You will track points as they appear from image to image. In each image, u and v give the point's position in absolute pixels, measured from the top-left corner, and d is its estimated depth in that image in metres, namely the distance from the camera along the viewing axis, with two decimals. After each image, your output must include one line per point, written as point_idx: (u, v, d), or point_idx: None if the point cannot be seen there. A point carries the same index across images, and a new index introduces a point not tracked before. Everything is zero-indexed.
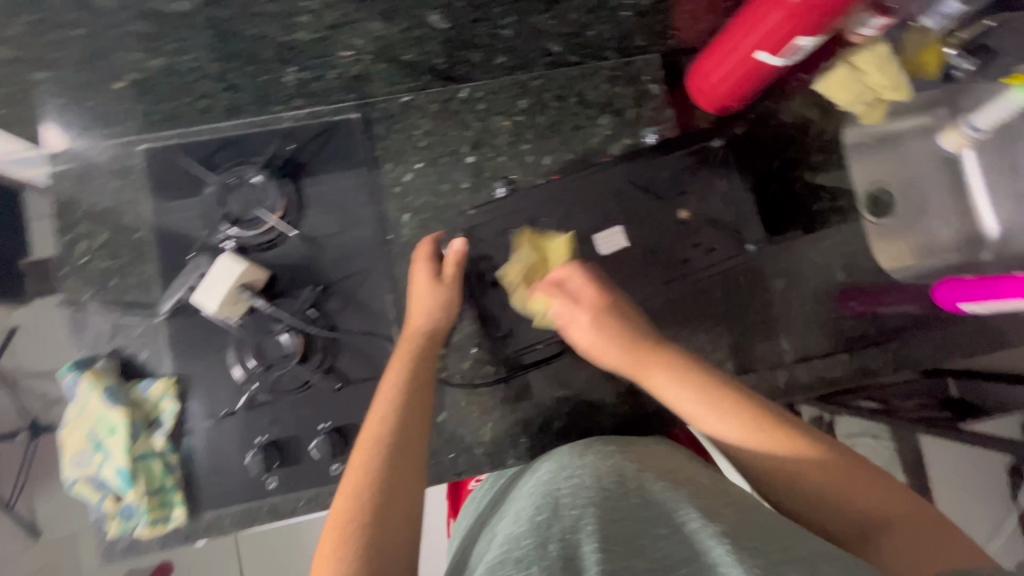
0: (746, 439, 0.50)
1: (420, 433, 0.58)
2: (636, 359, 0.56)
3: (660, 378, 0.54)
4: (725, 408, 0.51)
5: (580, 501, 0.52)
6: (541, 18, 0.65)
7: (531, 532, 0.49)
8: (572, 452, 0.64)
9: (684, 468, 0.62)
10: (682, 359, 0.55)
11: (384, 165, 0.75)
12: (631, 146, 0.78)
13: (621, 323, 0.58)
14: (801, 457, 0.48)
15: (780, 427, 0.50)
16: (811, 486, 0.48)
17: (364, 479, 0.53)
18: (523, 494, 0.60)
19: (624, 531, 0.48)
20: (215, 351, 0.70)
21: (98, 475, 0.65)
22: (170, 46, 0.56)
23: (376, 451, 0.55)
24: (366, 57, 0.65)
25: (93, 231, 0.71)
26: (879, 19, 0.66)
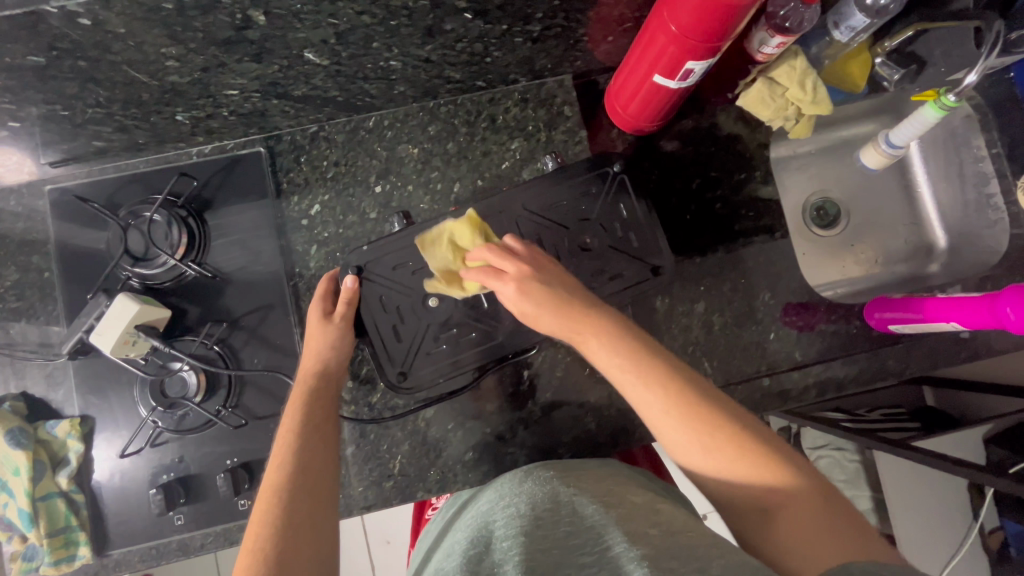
0: (668, 412, 0.50)
1: (325, 473, 0.58)
2: (571, 326, 0.56)
3: (593, 345, 0.55)
4: (653, 374, 0.52)
5: (512, 531, 0.53)
6: (428, 49, 0.64)
7: (460, 567, 0.51)
8: (514, 477, 0.63)
9: (619, 486, 0.62)
10: (617, 328, 0.56)
11: (291, 197, 0.75)
12: (542, 170, 0.77)
13: (548, 299, 0.57)
14: (715, 434, 0.49)
15: (705, 405, 0.50)
16: (721, 463, 0.48)
17: (261, 530, 0.52)
18: (464, 527, 0.60)
19: (548, 560, 0.49)
20: (121, 389, 0.71)
21: (4, 515, 0.65)
22: (40, 96, 0.56)
23: (276, 500, 0.55)
24: (254, 94, 0.65)
25: (2, 272, 0.72)
26: (777, 38, 0.63)
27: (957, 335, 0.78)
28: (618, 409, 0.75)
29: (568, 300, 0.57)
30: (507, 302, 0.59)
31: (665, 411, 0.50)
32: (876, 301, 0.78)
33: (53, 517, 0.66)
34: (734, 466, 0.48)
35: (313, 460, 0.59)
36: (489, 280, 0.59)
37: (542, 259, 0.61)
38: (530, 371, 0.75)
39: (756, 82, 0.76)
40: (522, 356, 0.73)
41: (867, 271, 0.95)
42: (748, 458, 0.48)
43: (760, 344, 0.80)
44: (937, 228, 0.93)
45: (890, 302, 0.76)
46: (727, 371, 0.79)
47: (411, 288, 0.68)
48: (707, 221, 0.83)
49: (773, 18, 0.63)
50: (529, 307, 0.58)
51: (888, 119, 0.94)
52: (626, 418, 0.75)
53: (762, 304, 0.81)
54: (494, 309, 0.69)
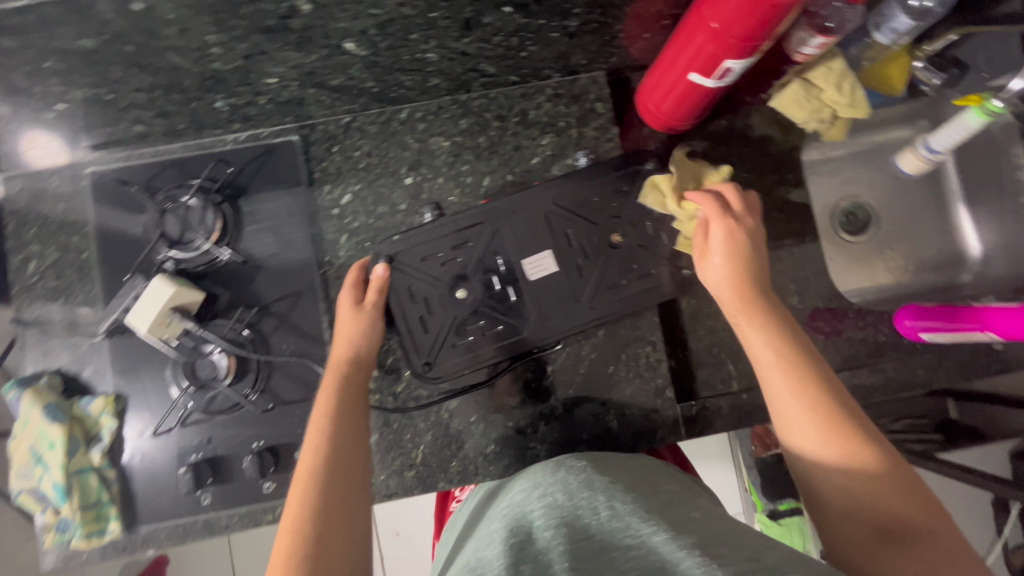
0: (803, 405, 0.51)
1: (359, 459, 0.60)
2: (737, 303, 0.59)
3: (751, 328, 0.57)
4: (804, 372, 0.52)
5: (551, 520, 0.53)
6: (465, 42, 0.64)
7: (501, 555, 0.50)
8: (545, 468, 0.64)
9: (653, 477, 0.63)
10: (778, 319, 0.57)
11: (323, 186, 0.76)
12: (572, 166, 0.77)
13: (736, 265, 0.60)
14: (850, 444, 0.48)
15: (854, 419, 0.50)
16: (856, 478, 0.48)
17: (300, 513, 0.54)
18: (497, 515, 0.60)
19: (592, 547, 0.49)
20: (154, 369, 0.72)
21: (39, 487, 0.67)
22: (88, 80, 0.57)
23: (309, 485, 0.56)
24: (293, 82, 0.66)
25: (43, 251, 0.74)
26: (818, 39, 0.62)
27: (990, 347, 0.76)
28: (641, 408, 0.75)
29: (750, 277, 0.60)
30: (711, 247, 0.62)
31: (808, 409, 0.51)
32: (907, 308, 0.77)
33: (86, 492, 0.68)
34: (866, 483, 0.47)
35: (352, 445, 0.60)
36: (709, 212, 0.63)
37: (754, 221, 0.63)
38: (554, 367, 0.75)
39: (791, 84, 0.75)
40: (547, 351, 0.73)
41: (897, 279, 0.93)
42: (886, 483, 0.47)
43: None
44: (970, 238, 0.91)
45: (920, 310, 0.75)
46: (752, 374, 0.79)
47: (441, 280, 0.69)
48: None
49: (814, 17, 0.62)
50: (720, 254, 0.61)
51: (925, 124, 0.92)
52: (649, 418, 0.75)
53: (789, 308, 0.80)
54: (521, 304, 0.70)
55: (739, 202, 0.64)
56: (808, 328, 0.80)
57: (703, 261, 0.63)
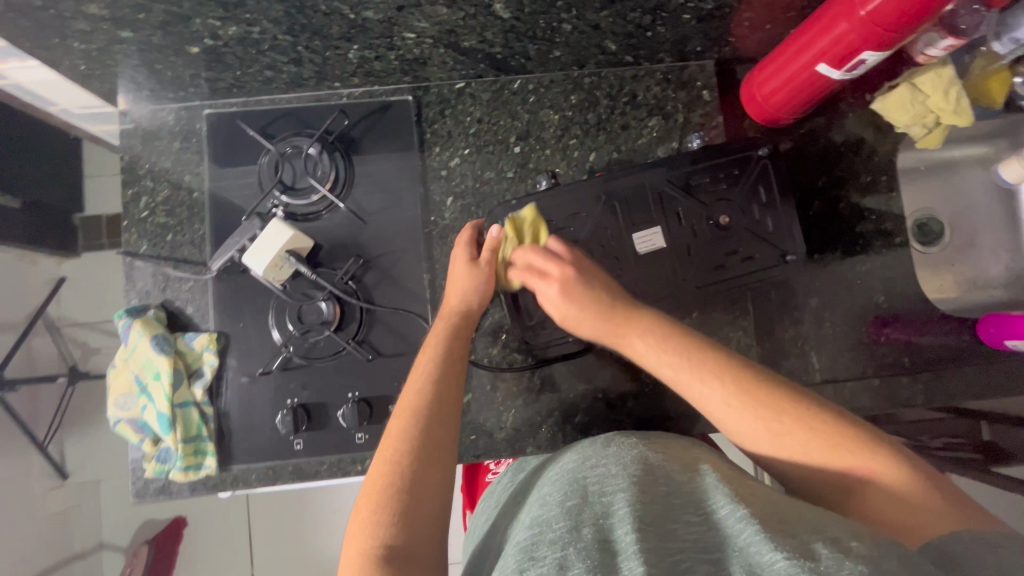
0: (727, 403, 0.53)
1: (456, 406, 0.60)
2: (613, 326, 0.61)
3: (640, 344, 0.59)
4: (706, 368, 0.55)
5: (610, 488, 0.53)
6: (600, 15, 0.66)
7: (561, 516, 0.50)
8: (596, 443, 0.63)
9: (706, 456, 0.63)
10: (658, 325, 0.59)
11: (433, 148, 0.78)
12: (678, 149, 0.79)
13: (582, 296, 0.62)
14: (777, 424, 0.51)
15: (767, 389, 0.53)
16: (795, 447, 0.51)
17: (396, 447, 0.56)
18: (547, 482, 0.61)
19: (655, 512, 0.49)
20: (257, 312, 0.72)
21: (141, 416, 0.68)
22: (245, 16, 0.58)
23: (409, 423, 0.57)
24: (428, 40, 0.67)
25: (154, 187, 0.75)
26: (947, 40, 0.65)
27: None
28: None
29: (607, 301, 0.62)
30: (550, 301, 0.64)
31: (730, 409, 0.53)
32: (990, 316, 0.78)
33: (187, 425, 0.68)
34: (810, 445, 0.51)
35: (437, 398, 0.59)
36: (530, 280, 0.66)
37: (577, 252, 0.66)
38: None
39: (898, 88, 0.78)
40: None
41: (963, 292, 0.94)
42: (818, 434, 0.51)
43: (869, 346, 0.81)
44: None
45: (1004, 317, 0.76)
46: (834, 368, 0.80)
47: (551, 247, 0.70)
48: (826, 219, 0.84)
49: (947, 19, 0.64)
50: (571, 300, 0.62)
51: (1004, 142, 0.94)
52: None
53: (875, 306, 0.82)
54: (627, 277, 0.71)
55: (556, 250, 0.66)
56: (890, 329, 0.81)
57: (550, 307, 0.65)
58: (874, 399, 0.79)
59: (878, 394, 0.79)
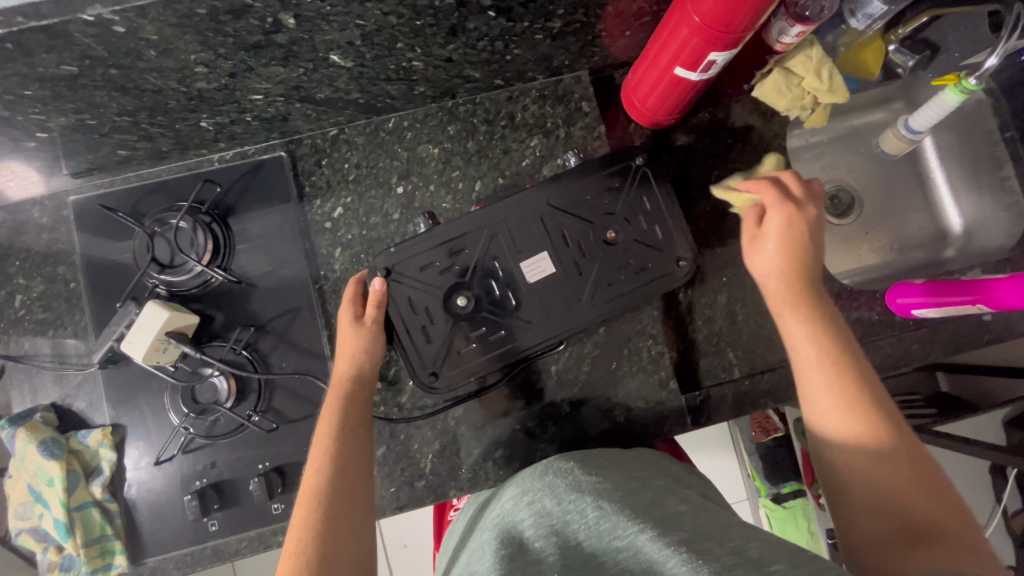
0: (842, 406, 0.52)
1: (365, 473, 0.60)
2: (777, 297, 0.58)
3: (796, 322, 0.56)
4: (841, 369, 0.53)
5: (542, 531, 0.53)
6: (448, 49, 0.64)
7: (491, 567, 0.50)
8: (533, 472, 0.62)
9: (643, 473, 0.62)
10: (828, 320, 0.56)
11: (314, 201, 0.76)
12: (562, 166, 0.78)
13: (790, 255, 0.59)
14: (879, 448, 0.50)
15: (893, 428, 0.51)
16: (883, 480, 0.49)
17: (302, 533, 0.54)
18: (489, 522, 0.60)
19: (581, 555, 0.49)
20: (153, 397, 0.71)
21: (40, 525, 0.66)
22: (70, 106, 0.56)
23: (313, 504, 0.56)
24: (278, 98, 0.65)
25: (28, 284, 0.73)
26: (796, 28, 0.65)
27: (979, 318, 0.78)
28: (646, 401, 0.75)
29: (797, 267, 0.58)
30: (766, 232, 0.60)
31: (848, 416, 0.51)
32: (899, 287, 0.78)
33: (88, 526, 0.66)
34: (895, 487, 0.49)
35: (340, 473, 0.59)
36: (766, 199, 0.60)
37: (807, 202, 0.60)
38: (558, 367, 0.75)
39: (773, 73, 0.75)
40: (549, 352, 0.73)
41: (884, 258, 0.91)
42: (914, 478, 0.48)
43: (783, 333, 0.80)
44: (951, 214, 0.90)
45: (907, 286, 0.77)
46: (752, 361, 0.80)
47: (439, 289, 0.69)
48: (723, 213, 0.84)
49: (791, 9, 0.64)
50: (773, 238, 0.59)
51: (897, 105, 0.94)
52: (654, 411, 0.75)
53: None
54: (522, 307, 0.69)
55: (798, 186, 0.61)
56: None
57: (755, 247, 0.61)
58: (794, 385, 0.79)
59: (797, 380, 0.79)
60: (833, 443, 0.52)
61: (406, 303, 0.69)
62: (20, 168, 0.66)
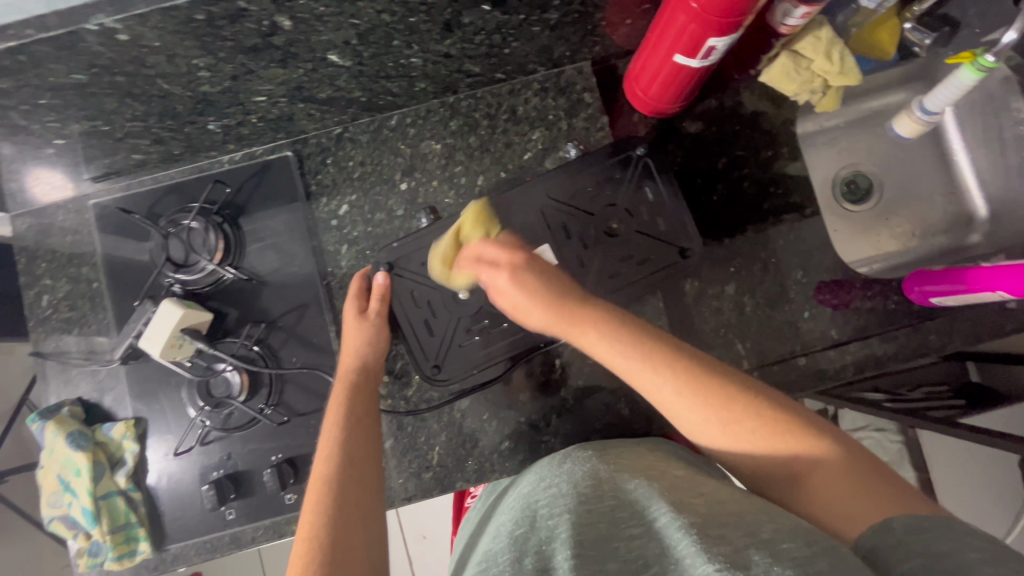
0: (680, 393, 0.50)
1: (375, 458, 0.62)
2: (566, 322, 0.57)
3: (594, 333, 0.55)
4: (653, 360, 0.52)
5: (557, 509, 0.51)
6: (446, 44, 0.64)
7: (508, 548, 0.49)
8: (552, 462, 0.63)
9: (656, 464, 0.60)
10: (612, 314, 0.56)
11: (320, 199, 0.77)
12: (565, 158, 0.77)
13: (545, 296, 0.58)
14: (730, 414, 0.49)
15: (724, 390, 0.50)
16: (750, 442, 0.48)
17: (316, 514, 0.55)
18: (506, 510, 0.61)
19: (595, 531, 0.47)
20: (172, 390, 0.74)
21: (70, 513, 0.69)
22: (85, 113, 0.59)
23: (323, 493, 0.57)
24: (281, 99, 0.67)
25: (54, 284, 0.76)
26: (801, 9, 0.63)
27: (1003, 306, 0.74)
28: (652, 393, 0.74)
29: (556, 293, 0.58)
30: (507, 295, 0.60)
31: (686, 401, 0.50)
32: (916, 274, 0.76)
33: (114, 515, 0.69)
34: (761, 444, 0.48)
35: (349, 457, 0.60)
36: (501, 268, 0.61)
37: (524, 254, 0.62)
38: (562, 360, 0.75)
39: (779, 57, 0.73)
40: (551, 346, 0.73)
41: (904, 245, 0.87)
42: (768, 428, 0.48)
43: (793, 324, 0.79)
44: (976, 197, 0.86)
45: (925, 273, 0.74)
46: (762, 353, 0.79)
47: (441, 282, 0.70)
48: (730, 203, 0.83)
49: None
50: (525, 298, 0.59)
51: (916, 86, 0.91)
52: (660, 404, 0.74)
53: (795, 283, 0.80)
54: None
55: (501, 251, 0.62)
56: (821, 300, 0.79)
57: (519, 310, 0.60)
58: (804, 377, 0.77)
59: (808, 371, 0.77)
60: (693, 427, 0.50)
61: (411, 297, 0.70)
62: (49, 173, 0.71)
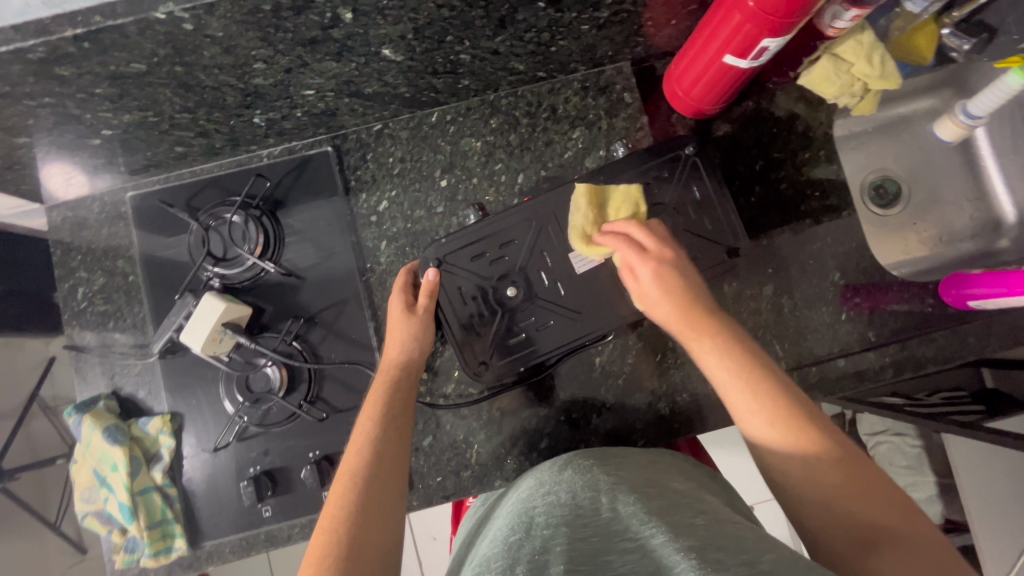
0: (771, 423, 0.51)
1: (403, 456, 0.60)
2: (684, 327, 0.59)
3: (702, 347, 0.57)
4: (757, 388, 0.53)
5: (553, 520, 0.48)
6: (495, 40, 0.64)
7: (501, 554, 0.45)
8: (554, 467, 0.59)
9: (660, 475, 0.57)
10: (731, 338, 0.56)
11: (360, 194, 0.77)
12: (605, 158, 0.78)
13: (678, 293, 0.60)
14: (821, 458, 0.49)
15: (820, 432, 0.50)
16: (826, 492, 0.48)
17: (337, 512, 0.54)
18: (504, 513, 0.56)
19: (589, 547, 0.44)
20: (210, 385, 0.73)
21: (105, 508, 0.69)
22: (135, 103, 0.59)
23: (350, 488, 0.55)
24: (329, 93, 0.67)
25: (90, 276, 0.76)
26: (852, 11, 0.63)
27: None
28: (691, 393, 0.74)
29: (693, 300, 0.59)
30: (644, 287, 0.61)
31: (775, 427, 0.51)
32: (953, 277, 0.76)
33: (151, 510, 0.69)
34: (839, 496, 0.47)
35: (374, 456, 0.58)
36: (630, 255, 0.62)
37: (676, 248, 0.63)
38: (601, 359, 0.75)
39: (820, 60, 0.74)
40: (594, 344, 0.73)
41: (933, 251, 0.84)
42: (851, 482, 0.47)
43: (830, 326, 0.80)
44: (1005, 201, 0.82)
45: (960, 276, 0.75)
46: (800, 354, 0.80)
47: (489, 279, 0.70)
48: (766, 205, 0.84)
49: None
50: (656, 292, 0.60)
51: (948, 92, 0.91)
52: (701, 404, 0.74)
53: (832, 284, 0.80)
54: (570, 298, 0.69)
55: (650, 236, 0.64)
56: (851, 304, 0.80)
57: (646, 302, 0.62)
58: (842, 378, 0.78)
59: (845, 372, 0.78)
60: (765, 449, 0.51)
61: (466, 294, 0.70)
62: (63, 171, 0.70)
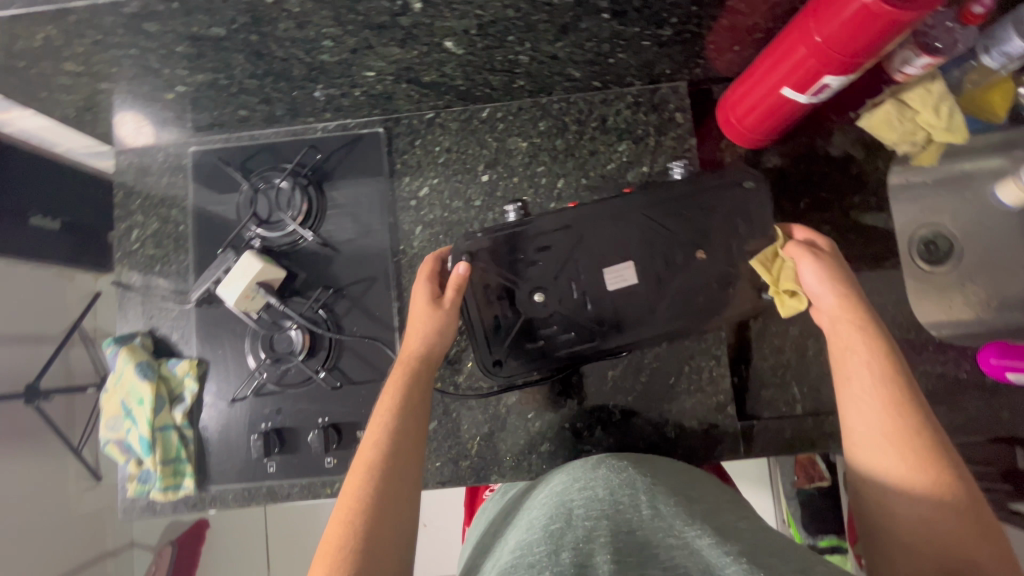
0: (894, 440, 0.51)
1: (419, 441, 0.62)
2: (837, 323, 0.59)
3: (853, 349, 0.56)
4: (894, 403, 0.53)
5: (593, 513, 0.48)
6: (555, 45, 0.65)
7: (542, 541, 0.45)
8: (586, 464, 0.57)
9: (696, 487, 0.56)
10: (885, 352, 0.56)
11: (403, 177, 0.79)
12: (647, 175, 0.78)
13: (845, 296, 0.59)
14: (931, 490, 0.49)
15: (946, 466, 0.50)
16: (927, 520, 0.48)
17: (359, 490, 0.56)
18: (537, 504, 0.56)
19: (634, 539, 0.44)
20: (237, 338, 0.77)
21: (126, 439, 0.73)
22: (209, 65, 0.63)
23: (369, 471, 0.58)
24: (388, 77, 0.69)
25: (144, 220, 0.80)
26: (923, 58, 0.62)
27: None
28: (699, 422, 0.73)
29: (858, 305, 0.59)
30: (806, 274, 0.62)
31: (898, 445, 0.51)
32: (992, 346, 0.73)
33: (167, 447, 0.73)
34: (940, 529, 0.48)
35: (393, 443, 0.60)
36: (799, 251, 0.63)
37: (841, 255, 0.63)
38: (614, 373, 0.75)
39: (884, 104, 0.71)
40: (610, 356, 0.73)
41: (978, 315, 0.80)
42: (958, 523, 0.48)
43: None
44: None
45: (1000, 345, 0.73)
46: (818, 400, 0.78)
47: (516, 278, 0.70)
48: None
49: (921, 37, 0.61)
50: (825, 287, 0.60)
51: None
52: (708, 433, 0.73)
53: None
54: (592, 308, 0.70)
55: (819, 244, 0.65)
56: None
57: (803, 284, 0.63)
58: None
59: None
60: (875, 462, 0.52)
61: (490, 289, 0.71)
62: (136, 120, 0.74)
